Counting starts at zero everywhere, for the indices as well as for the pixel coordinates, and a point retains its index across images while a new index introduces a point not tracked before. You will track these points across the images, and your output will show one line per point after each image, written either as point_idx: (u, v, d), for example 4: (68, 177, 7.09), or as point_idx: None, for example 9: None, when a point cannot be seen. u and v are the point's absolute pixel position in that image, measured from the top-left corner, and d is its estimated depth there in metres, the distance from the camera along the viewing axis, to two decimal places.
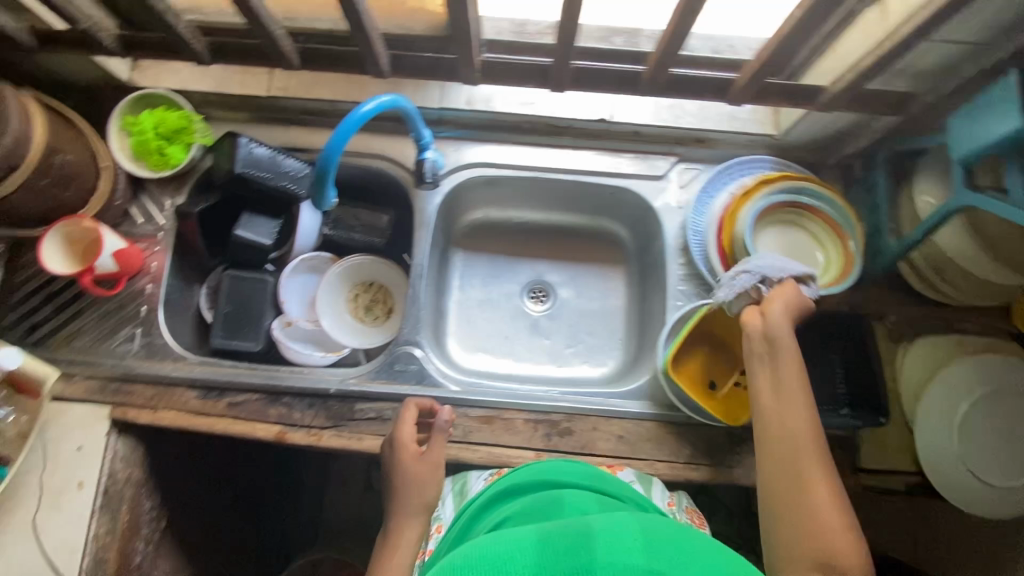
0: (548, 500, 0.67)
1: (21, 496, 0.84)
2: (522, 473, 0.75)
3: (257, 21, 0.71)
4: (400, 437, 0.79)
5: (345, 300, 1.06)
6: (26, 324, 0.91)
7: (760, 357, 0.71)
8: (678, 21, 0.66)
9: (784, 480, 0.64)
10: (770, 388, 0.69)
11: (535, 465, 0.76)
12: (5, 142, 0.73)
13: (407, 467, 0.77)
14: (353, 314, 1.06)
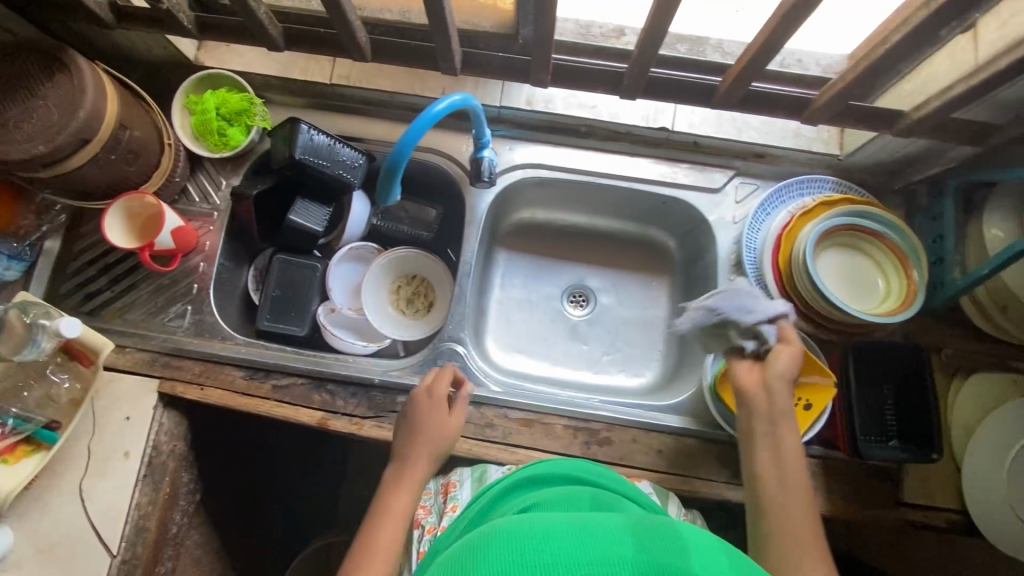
0: (566, 493, 0.62)
1: (69, 460, 0.86)
2: (541, 466, 0.72)
3: (338, 13, 0.71)
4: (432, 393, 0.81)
5: (387, 292, 1.06)
6: (82, 292, 0.93)
7: (762, 424, 0.73)
8: (766, 36, 0.65)
9: (775, 493, 0.70)
10: (771, 452, 0.72)
11: (565, 462, 0.73)
12: (80, 117, 0.73)
13: (430, 424, 0.79)
14: (394, 307, 1.06)
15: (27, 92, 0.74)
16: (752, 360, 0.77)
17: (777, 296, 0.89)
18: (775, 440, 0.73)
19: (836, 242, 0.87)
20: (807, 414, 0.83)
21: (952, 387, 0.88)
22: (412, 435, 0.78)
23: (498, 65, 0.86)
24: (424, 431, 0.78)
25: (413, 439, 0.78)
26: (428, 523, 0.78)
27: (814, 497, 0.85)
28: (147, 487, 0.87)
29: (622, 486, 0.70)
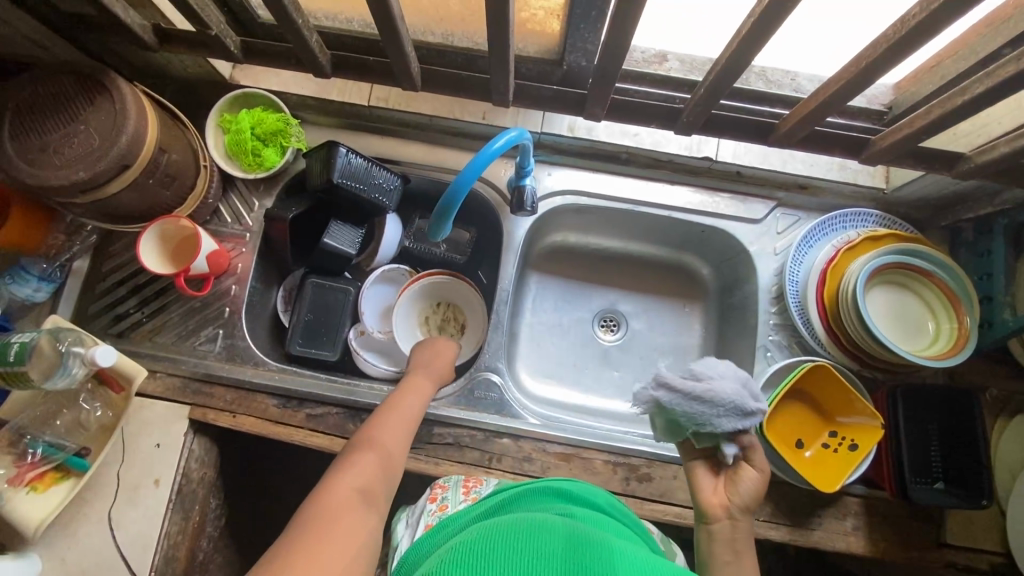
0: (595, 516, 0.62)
1: (98, 488, 0.84)
2: (571, 486, 0.70)
3: (394, 42, 0.70)
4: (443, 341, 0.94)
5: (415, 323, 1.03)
6: (111, 314, 0.92)
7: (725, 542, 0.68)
8: (834, 81, 0.63)
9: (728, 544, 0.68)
10: (728, 539, 0.68)
11: (585, 486, 0.71)
12: (122, 142, 0.71)
13: (435, 362, 0.88)
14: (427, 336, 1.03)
15: (67, 115, 0.72)
16: (715, 476, 0.73)
17: (820, 331, 0.88)
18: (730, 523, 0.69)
19: (883, 279, 0.86)
20: (853, 454, 0.81)
21: (997, 427, 0.87)
22: (417, 371, 0.86)
23: (549, 96, 0.84)
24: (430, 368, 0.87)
25: (419, 374, 0.86)
26: (444, 501, 0.77)
27: (855, 537, 0.84)
28: (176, 516, 0.86)
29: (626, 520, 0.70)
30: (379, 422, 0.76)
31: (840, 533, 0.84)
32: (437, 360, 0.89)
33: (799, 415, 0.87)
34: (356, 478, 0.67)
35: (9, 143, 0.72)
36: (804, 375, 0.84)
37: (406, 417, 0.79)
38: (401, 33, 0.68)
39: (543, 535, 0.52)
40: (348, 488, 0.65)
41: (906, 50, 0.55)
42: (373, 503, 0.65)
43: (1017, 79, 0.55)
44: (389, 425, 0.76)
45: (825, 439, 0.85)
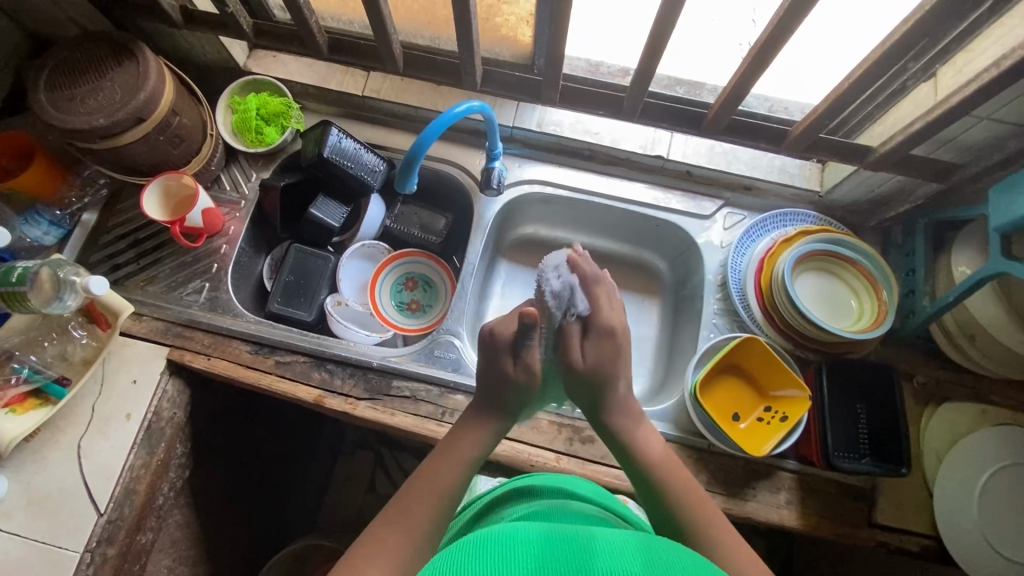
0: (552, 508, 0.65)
1: (72, 417, 0.89)
2: (535, 480, 0.74)
3: (380, 26, 0.83)
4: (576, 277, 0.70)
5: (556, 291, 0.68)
6: (109, 263, 1.00)
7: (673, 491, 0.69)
8: (745, 72, 0.75)
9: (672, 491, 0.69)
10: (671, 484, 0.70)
11: (555, 477, 0.77)
12: (140, 98, 0.82)
13: (488, 417, 0.68)
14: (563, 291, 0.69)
15: (96, 74, 0.84)
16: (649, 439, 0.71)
17: (758, 314, 0.95)
18: (603, 403, 0.71)
19: (814, 266, 0.94)
20: (782, 424, 0.86)
21: (926, 414, 0.91)
22: (466, 424, 0.68)
23: (514, 84, 0.95)
24: (474, 432, 0.67)
25: (464, 430, 0.67)
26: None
27: (788, 510, 0.87)
28: (142, 450, 0.90)
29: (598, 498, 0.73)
30: (428, 466, 0.64)
31: (775, 506, 0.87)
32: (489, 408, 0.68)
33: (736, 389, 0.92)
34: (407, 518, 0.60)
35: (44, 92, 0.83)
36: (740, 349, 0.90)
37: (454, 466, 0.64)
38: (385, 18, 0.81)
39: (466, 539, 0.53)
40: (390, 531, 0.58)
41: (788, 33, 0.67)
42: (406, 545, 0.58)
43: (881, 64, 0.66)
44: (440, 469, 0.64)
45: (759, 413, 0.90)
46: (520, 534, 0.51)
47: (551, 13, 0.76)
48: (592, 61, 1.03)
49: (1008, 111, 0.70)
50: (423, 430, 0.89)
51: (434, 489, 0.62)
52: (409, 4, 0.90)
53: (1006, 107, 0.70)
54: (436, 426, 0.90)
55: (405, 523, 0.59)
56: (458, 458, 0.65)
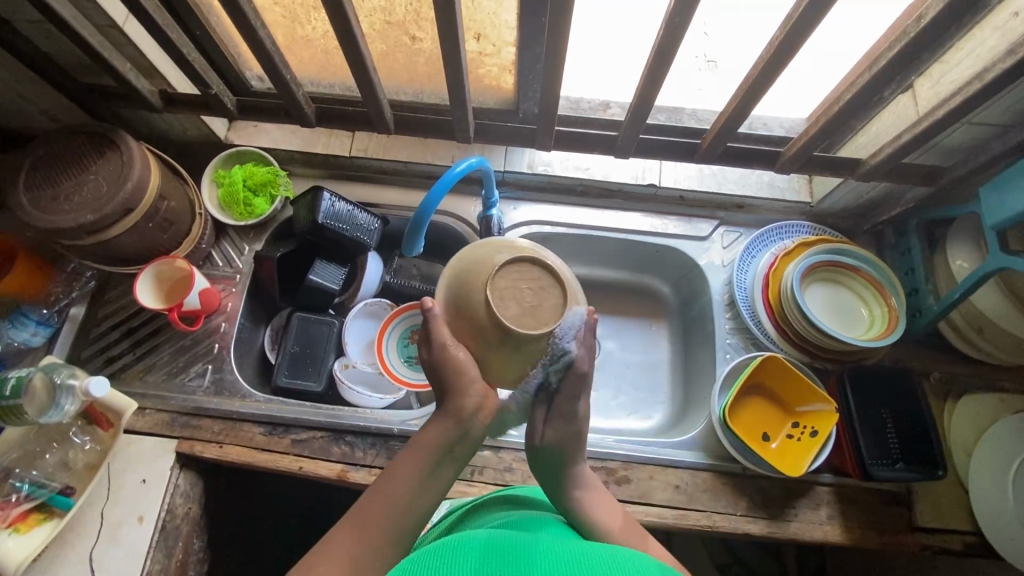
0: (539, 517, 0.63)
1: (80, 529, 0.84)
2: (520, 491, 0.73)
3: (370, 91, 0.83)
4: (476, 259, 0.60)
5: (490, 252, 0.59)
6: (103, 357, 0.95)
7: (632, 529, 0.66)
8: (740, 100, 0.76)
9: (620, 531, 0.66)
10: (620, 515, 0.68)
11: (534, 489, 0.75)
12: (127, 188, 0.80)
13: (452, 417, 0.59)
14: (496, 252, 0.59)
15: (79, 168, 0.81)
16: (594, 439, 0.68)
17: (770, 329, 0.95)
18: None
19: (819, 276, 0.95)
20: (814, 440, 0.86)
21: (946, 410, 0.93)
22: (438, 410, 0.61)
23: (505, 133, 0.96)
24: (440, 417, 0.60)
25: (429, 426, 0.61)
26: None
27: (831, 525, 0.87)
28: (159, 553, 0.85)
29: None
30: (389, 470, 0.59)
31: (817, 523, 0.87)
32: (448, 402, 0.60)
33: (761, 408, 0.92)
34: (367, 516, 0.56)
35: (24, 193, 0.80)
36: (760, 367, 0.90)
37: (414, 463, 0.59)
38: (376, 87, 0.83)
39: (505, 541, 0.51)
40: (346, 534, 0.55)
41: (779, 66, 0.69)
42: (358, 555, 0.53)
43: (867, 87, 0.69)
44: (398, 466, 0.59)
45: (788, 430, 0.90)
46: (611, 551, 0.50)
47: (537, 62, 0.77)
48: (572, 97, 1.02)
49: (988, 114, 0.73)
50: (454, 493, 0.86)
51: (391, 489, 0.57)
52: (393, 64, 0.91)
53: (988, 110, 0.73)
54: (468, 487, 0.87)
55: (357, 527, 0.55)
56: (420, 451, 0.59)
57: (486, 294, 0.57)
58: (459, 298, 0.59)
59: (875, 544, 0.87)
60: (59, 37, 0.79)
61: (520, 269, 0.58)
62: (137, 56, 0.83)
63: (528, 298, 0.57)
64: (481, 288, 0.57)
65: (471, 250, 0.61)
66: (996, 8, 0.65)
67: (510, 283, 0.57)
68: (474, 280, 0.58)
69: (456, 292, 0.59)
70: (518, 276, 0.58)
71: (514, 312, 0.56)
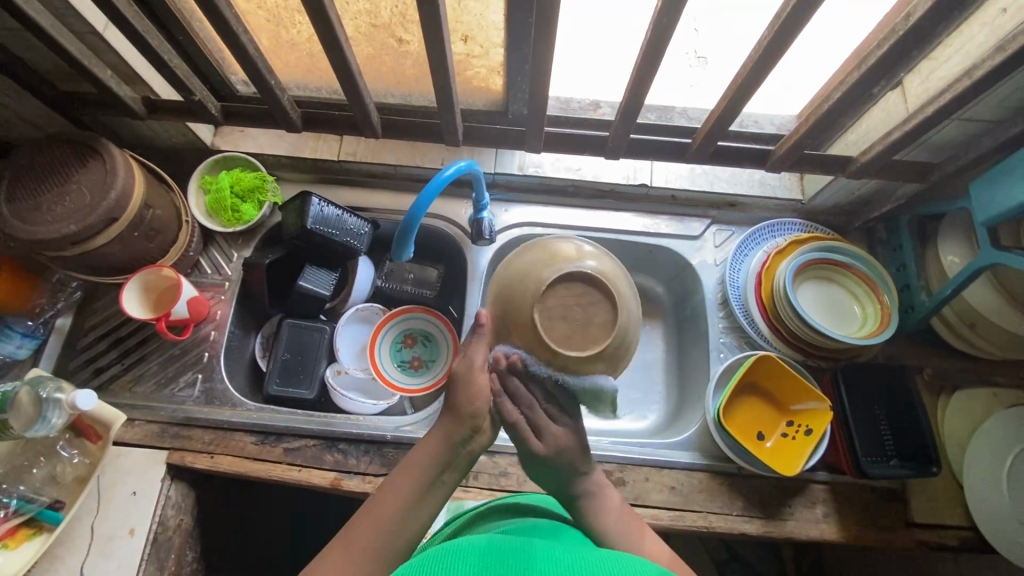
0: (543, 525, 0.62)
1: (70, 544, 0.83)
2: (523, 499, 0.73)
3: (356, 95, 0.82)
4: (522, 273, 0.60)
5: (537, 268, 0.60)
6: (91, 368, 0.94)
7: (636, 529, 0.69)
8: (730, 99, 0.75)
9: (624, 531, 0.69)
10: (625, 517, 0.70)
11: (534, 495, 0.74)
12: (111, 197, 0.79)
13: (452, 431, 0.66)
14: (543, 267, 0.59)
15: (61, 177, 0.80)
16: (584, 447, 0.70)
17: (764, 328, 0.95)
18: None
19: (811, 274, 0.95)
20: (809, 438, 0.86)
21: (940, 406, 0.93)
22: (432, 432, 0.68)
23: (495, 136, 0.96)
24: (436, 435, 0.67)
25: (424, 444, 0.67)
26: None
27: (827, 523, 0.87)
28: (151, 567, 0.84)
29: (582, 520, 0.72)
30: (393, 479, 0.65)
31: (813, 521, 0.87)
32: (450, 417, 0.66)
33: (755, 407, 0.92)
34: (371, 518, 0.61)
35: (6, 204, 0.78)
36: (754, 366, 0.90)
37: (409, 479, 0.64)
38: (362, 90, 0.82)
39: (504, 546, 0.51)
40: (347, 545, 0.59)
41: (769, 64, 0.68)
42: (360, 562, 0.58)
43: (856, 85, 0.68)
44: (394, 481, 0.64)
45: (783, 429, 0.90)
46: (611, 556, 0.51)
47: (525, 64, 0.76)
48: (562, 98, 1.03)
49: (978, 110, 0.73)
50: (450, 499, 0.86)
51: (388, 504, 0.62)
52: (380, 67, 0.90)
53: (977, 106, 0.73)
54: (463, 493, 0.87)
55: (354, 537, 0.60)
56: (414, 468, 0.65)
57: (536, 315, 0.58)
58: (508, 315, 0.60)
59: (871, 541, 0.87)
60: (38, 45, 0.78)
61: (569, 287, 0.58)
62: (118, 63, 0.82)
63: (577, 317, 0.58)
64: (531, 309, 0.58)
65: (522, 262, 0.61)
66: (985, 4, 0.65)
67: (560, 301, 0.58)
68: (523, 297, 0.59)
69: (505, 307, 0.61)
70: (568, 293, 0.58)
71: (563, 335, 0.58)
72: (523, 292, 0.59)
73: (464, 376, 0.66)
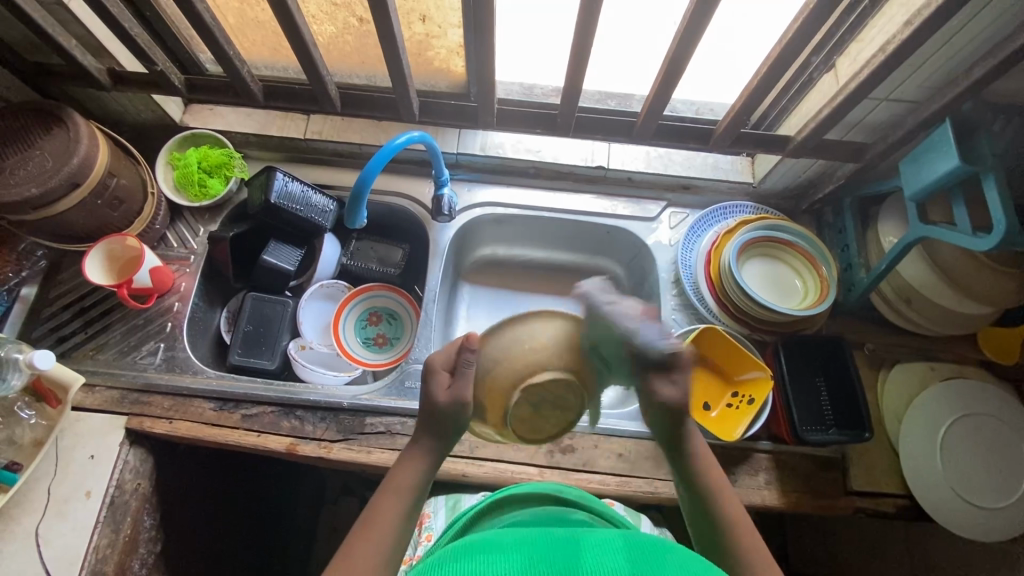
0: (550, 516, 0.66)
1: (26, 505, 0.84)
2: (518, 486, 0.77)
3: (315, 69, 0.86)
4: (520, 346, 0.60)
5: (535, 352, 0.59)
6: (54, 336, 0.95)
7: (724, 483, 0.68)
8: (669, 77, 0.79)
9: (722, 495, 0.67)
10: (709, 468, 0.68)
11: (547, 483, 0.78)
12: (74, 163, 0.81)
13: (425, 450, 0.66)
14: (538, 351, 0.59)
15: (25, 144, 0.82)
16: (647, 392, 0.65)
17: (713, 305, 0.98)
18: None
19: (758, 253, 0.99)
20: (751, 407, 0.89)
21: (881, 380, 0.97)
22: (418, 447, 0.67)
23: (451, 112, 0.99)
24: (413, 457, 0.66)
25: (409, 460, 0.66)
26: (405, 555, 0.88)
27: (769, 490, 0.90)
28: (107, 529, 0.85)
29: (584, 499, 0.75)
30: (376, 504, 0.63)
31: (755, 488, 0.90)
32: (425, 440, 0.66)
33: (703, 379, 0.95)
34: (360, 551, 0.59)
35: None
36: (699, 338, 0.93)
37: (399, 499, 0.63)
38: (321, 66, 0.85)
39: (512, 549, 0.49)
40: None
41: (699, 37, 0.72)
42: None
43: (783, 60, 0.73)
44: (384, 507, 0.62)
45: (728, 399, 0.93)
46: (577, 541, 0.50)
47: (474, 41, 0.80)
48: (526, 84, 1.07)
49: (901, 86, 0.78)
50: None
51: (383, 531, 0.60)
52: (342, 47, 0.93)
53: (897, 83, 0.77)
54: None
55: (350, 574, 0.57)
56: (403, 486, 0.64)
57: (514, 394, 0.59)
58: (494, 368, 0.60)
59: (813, 506, 0.90)
60: (5, 15, 0.80)
61: (555, 384, 0.59)
62: (84, 34, 0.85)
63: (549, 409, 0.62)
64: (513, 389, 0.59)
65: (544, 336, 0.60)
66: None
67: (544, 395, 0.60)
68: (507, 373, 0.60)
69: (495, 364, 0.61)
70: (555, 388, 0.60)
71: (522, 412, 0.61)
72: (513, 368, 0.59)
73: (445, 405, 0.63)
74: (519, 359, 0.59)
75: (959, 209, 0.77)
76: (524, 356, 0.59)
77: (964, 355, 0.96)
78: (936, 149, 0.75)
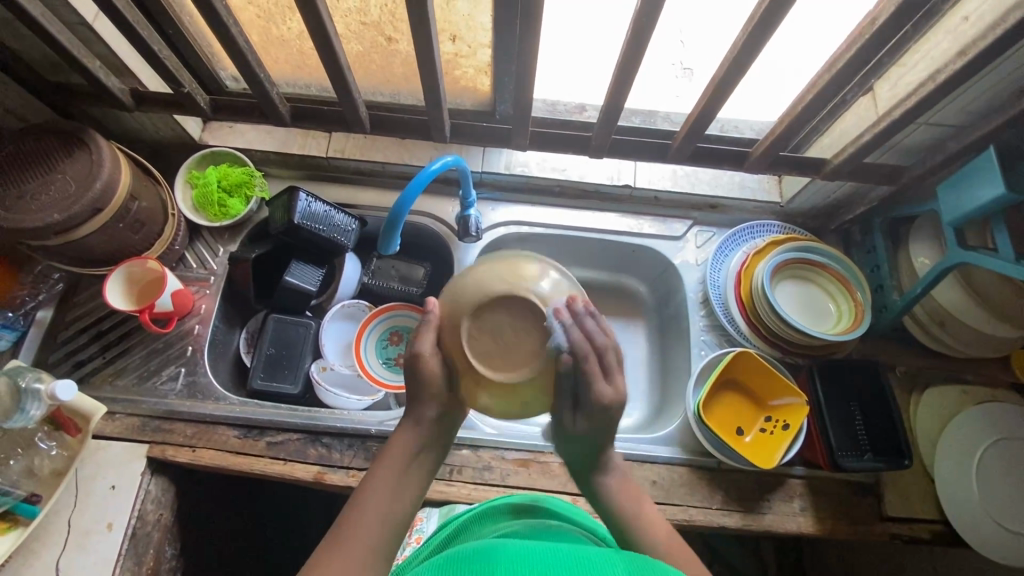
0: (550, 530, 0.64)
1: (47, 538, 0.82)
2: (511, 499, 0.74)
3: (346, 91, 0.84)
4: (477, 276, 0.60)
5: (494, 279, 0.59)
6: (71, 361, 0.93)
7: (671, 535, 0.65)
8: (709, 102, 0.78)
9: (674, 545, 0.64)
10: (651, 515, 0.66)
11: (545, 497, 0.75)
12: (97, 187, 0.79)
13: (414, 417, 0.65)
14: (498, 276, 0.59)
15: (45, 167, 0.80)
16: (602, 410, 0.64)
17: (743, 326, 0.97)
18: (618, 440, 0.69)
19: (789, 274, 0.98)
20: (786, 433, 0.88)
21: (913, 403, 0.96)
22: (408, 414, 0.66)
23: (480, 132, 0.97)
24: (407, 425, 0.65)
25: (401, 432, 0.65)
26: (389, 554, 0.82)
27: (804, 517, 0.88)
28: (129, 562, 0.83)
29: (578, 515, 0.73)
30: (369, 478, 0.62)
31: (791, 515, 0.88)
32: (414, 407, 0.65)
33: (734, 404, 0.94)
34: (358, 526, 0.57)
35: None
36: (733, 363, 0.91)
37: (396, 466, 0.63)
38: (353, 89, 0.84)
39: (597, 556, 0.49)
40: (342, 551, 0.55)
41: (745, 65, 0.71)
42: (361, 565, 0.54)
43: (827, 88, 0.72)
44: (376, 477, 0.61)
45: (762, 424, 0.92)
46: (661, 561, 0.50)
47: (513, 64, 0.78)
48: (549, 100, 1.04)
49: (942, 112, 0.77)
50: (432, 494, 0.87)
51: (383, 499, 0.60)
52: (369, 65, 0.91)
53: (937, 110, 0.77)
54: (445, 486, 0.87)
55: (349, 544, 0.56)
56: (399, 456, 0.63)
57: (470, 322, 0.59)
58: (455, 304, 0.61)
59: (847, 532, 0.88)
60: (29, 36, 0.78)
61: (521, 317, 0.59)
62: (108, 53, 0.83)
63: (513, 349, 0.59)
64: (470, 314, 0.59)
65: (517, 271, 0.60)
66: (948, 12, 0.69)
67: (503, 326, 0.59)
68: (466, 300, 0.59)
69: (457, 299, 0.61)
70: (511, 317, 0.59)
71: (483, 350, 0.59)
72: (470, 294, 0.59)
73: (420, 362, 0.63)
74: (478, 287, 0.59)
75: (1001, 235, 0.75)
76: (481, 279, 0.60)
77: (996, 377, 0.96)
78: (981, 175, 0.73)
